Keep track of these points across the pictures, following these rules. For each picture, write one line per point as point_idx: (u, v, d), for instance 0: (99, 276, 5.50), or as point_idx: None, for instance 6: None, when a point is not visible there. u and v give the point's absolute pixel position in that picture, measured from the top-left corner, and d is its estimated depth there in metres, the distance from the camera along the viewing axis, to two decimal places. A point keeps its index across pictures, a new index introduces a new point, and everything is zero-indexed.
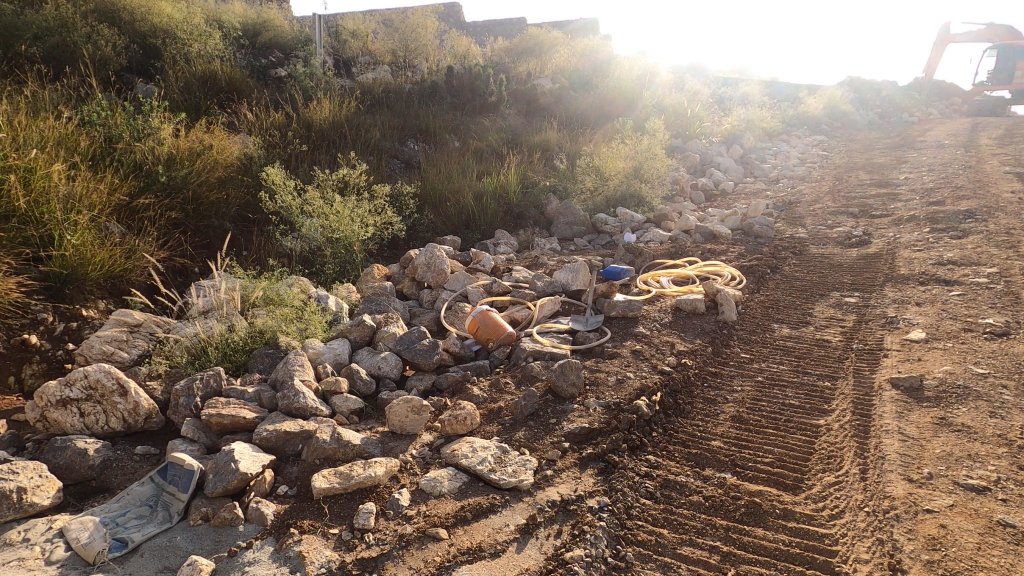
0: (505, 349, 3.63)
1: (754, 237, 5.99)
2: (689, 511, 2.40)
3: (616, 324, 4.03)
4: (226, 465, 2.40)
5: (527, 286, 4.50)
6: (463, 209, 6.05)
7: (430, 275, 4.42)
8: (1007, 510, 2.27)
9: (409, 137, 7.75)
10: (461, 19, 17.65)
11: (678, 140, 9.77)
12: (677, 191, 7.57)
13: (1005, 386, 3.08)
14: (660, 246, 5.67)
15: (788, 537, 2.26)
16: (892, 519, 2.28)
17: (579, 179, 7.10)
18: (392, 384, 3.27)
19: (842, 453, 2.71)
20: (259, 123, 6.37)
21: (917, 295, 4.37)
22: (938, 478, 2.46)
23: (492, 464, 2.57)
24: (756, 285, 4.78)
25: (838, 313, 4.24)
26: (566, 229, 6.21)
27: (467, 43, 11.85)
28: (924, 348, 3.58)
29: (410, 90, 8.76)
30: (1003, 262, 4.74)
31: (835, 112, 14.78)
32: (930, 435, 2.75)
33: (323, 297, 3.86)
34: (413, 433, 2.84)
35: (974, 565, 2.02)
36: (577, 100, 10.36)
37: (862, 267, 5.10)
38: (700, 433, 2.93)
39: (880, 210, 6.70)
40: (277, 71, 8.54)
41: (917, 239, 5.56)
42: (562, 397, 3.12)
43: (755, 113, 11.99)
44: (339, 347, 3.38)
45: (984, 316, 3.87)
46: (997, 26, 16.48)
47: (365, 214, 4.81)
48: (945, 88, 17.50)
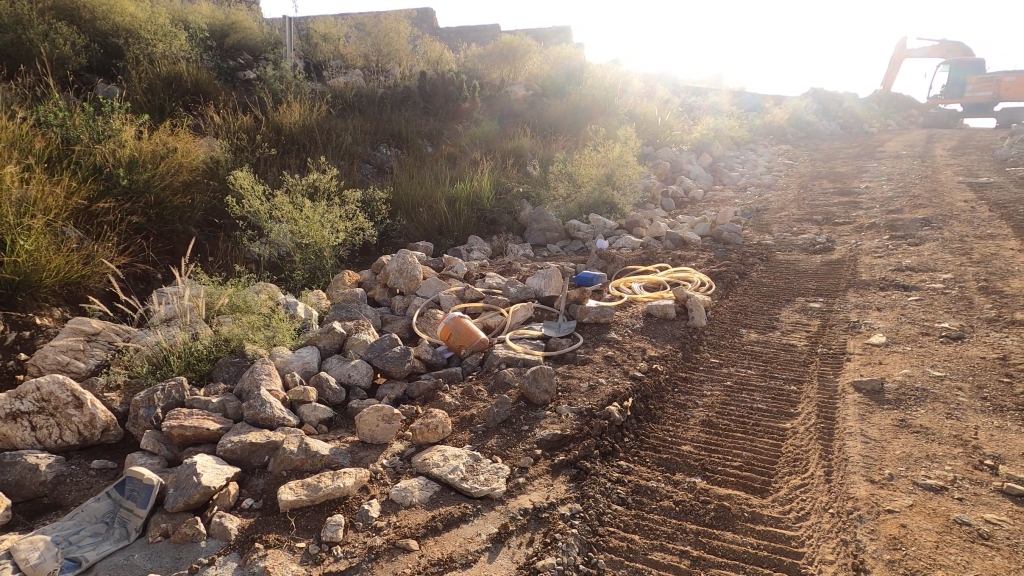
0: (478, 356, 3.62)
1: (723, 243, 6.12)
2: (660, 516, 2.42)
3: (588, 331, 4.05)
4: (187, 478, 2.32)
5: (500, 292, 4.49)
6: (436, 216, 6.02)
7: (401, 281, 4.38)
8: (963, 509, 2.34)
9: (381, 142, 7.68)
10: (433, 24, 17.65)
11: (650, 148, 9.91)
12: (649, 198, 7.69)
13: (961, 388, 3.19)
14: (632, 253, 5.74)
15: (756, 540, 2.29)
16: (855, 520, 2.33)
17: (552, 186, 7.14)
18: (362, 393, 3.21)
19: (808, 455, 2.77)
20: (226, 126, 6.23)
21: (878, 300, 4.51)
22: (898, 479, 2.52)
23: (464, 473, 2.55)
24: (725, 291, 4.88)
25: (803, 318, 4.35)
26: (539, 235, 6.23)
27: (441, 49, 11.84)
28: (885, 351, 3.70)
29: (383, 95, 8.70)
30: (957, 268, 4.93)
31: (800, 122, 15.20)
32: (891, 437, 2.83)
33: (292, 304, 3.78)
34: (383, 442, 2.81)
35: (933, 564, 2.08)
36: (550, 106, 10.41)
37: (826, 273, 5.25)
38: (670, 438, 2.96)
39: (843, 218, 6.91)
40: (246, 73, 8.39)
41: (878, 246, 5.76)
42: (534, 404, 3.12)
43: (724, 122, 12.24)
44: (308, 355, 3.31)
45: (941, 321, 4.02)
46: (949, 43, 17.27)
47: (336, 219, 4.75)
48: (902, 100, 18.21)
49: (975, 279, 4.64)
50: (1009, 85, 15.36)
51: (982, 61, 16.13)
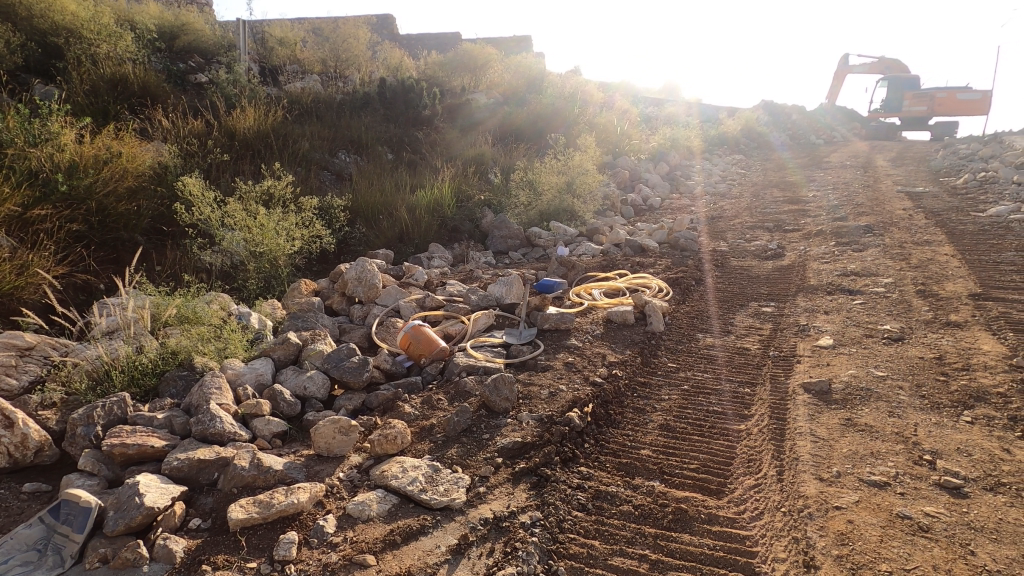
0: (438, 364, 3.58)
1: (680, 250, 6.26)
2: (619, 521, 2.44)
3: (549, 337, 4.06)
4: (129, 500, 2.20)
5: (461, 300, 4.47)
6: (396, 223, 5.96)
7: (361, 289, 4.30)
8: (905, 503, 2.44)
9: (340, 149, 7.56)
10: (394, 31, 17.55)
11: (609, 157, 10.09)
12: (609, 206, 7.81)
13: (901, 387, 3.35)
14: (592, 260, 5.81)
15: (712, 541, 2.34)
16: (806, 518, 2.40)
17: (513, 194, 7.17)
18: (319, 405, 3.13)
19: (761, 456, 2.85)
20: (176, 130, 6.01)
21: (825, 304, 4.70)
22: (845, 476, 2.62)
23: (423, 484, 2.51)
24: (681, 296, 4.99)
25: (756, 322, 4.49)
26: (500, 242, 6.23)
27: (401, 57, 11.77)
28: (832, 353, 3.85)
29: (342, 100, 8.55)
30: (898, 273, 5.19)
31: (753, 133, 15.76)
32: (838, 435, 2.94)
33: (245, 314, 3.66)
34: (340, 455, 2.74)
35: (877, 557, 2.16)
36: (511, 114, 10.43)
37: (777, 278, 5.44)
38: (630, 443, 3.00)
39: (792, 225, 7.17)
40: (198, 76, 8.13)
41: (825, 252, 6.01)
42: (495, 412, 3.11)
43: (681, 132, 12.58)
44: (261, 367, 3.20)
45: (883, 323, 4.21)
46: (888, 60, 18.24)
47: (291, 227, 4.63)
48: (846, 113, 19.10)
49: (913, 283, 4.89)
50: (942, 101, 16.35)
51: (917, 77, 17.11)
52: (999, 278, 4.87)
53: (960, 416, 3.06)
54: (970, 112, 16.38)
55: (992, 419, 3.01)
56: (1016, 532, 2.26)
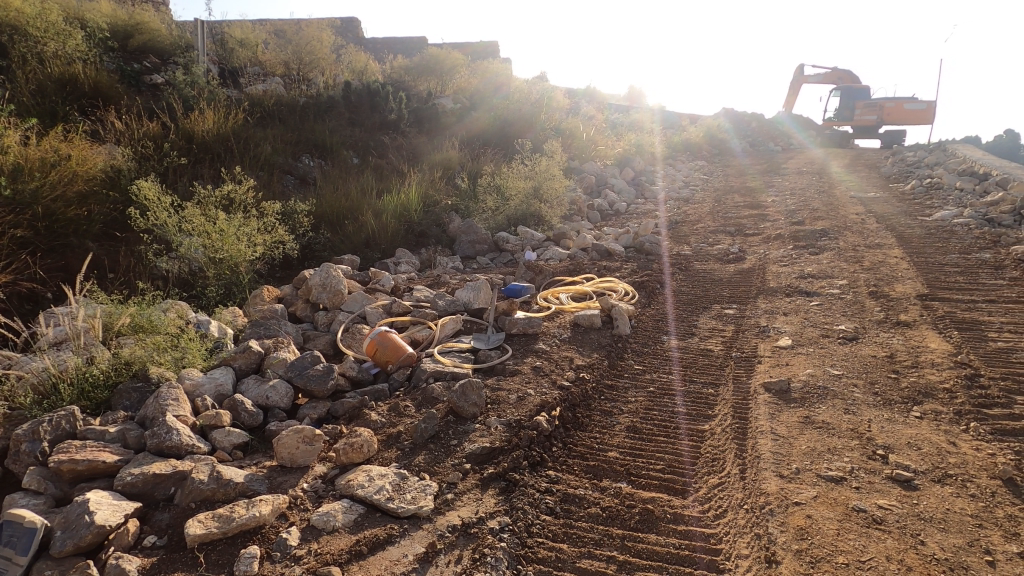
0: (405, 370, 3.54)
1: (645, 254, 6.37)
2: (587, 524, 2.45)
3: (516, 342, 4.07)
4: (78, 518, 2.10)
5: (428, 305, 4.44)
6: (362, 229, 5.89)
7: (325, 295, 4.22)
8: (860, 496, 2.53)
9: (304, 153, 7.43)
10: (359, 35, 17.37)
11: (575, 162, 10.19)
12: (575, 210, 7.89)
13: (856, 384, 3.48)
14: (559, 264, 5.85)
15: (677, 540, 2.38)
16: (767, 514, 2.46)
17: (481, 199, 7.17)
18: (282, 414, 3.06)
19: (724, 455, 2.92)
20: (130, 132, 5.80)
21: (784, 306, 4.84)
22: (803, 473, 2.70)
23: (390, 492, 2.47)
24: (647, 300, 5.07)
25: (719, 324, 4.59)
26: (468, 247, 6.22)
27: (366, 62, 11.69)
28: (791, 353, 3.97)
29: (305, 103, 8.38)
30: (851, 275, 5.39)
31: (714, 140, 16.24)
32: (797, 433, 3.03)
33: (203, 322, 3.54)
34: (304, 466, 2.68)
35: (834, 550, 2.23)
36: (478, 120, 10.42)
37: (738, 281, 5.59)
38: (597, 445, 3.03)
39: (752, 229, 7.38)
40: (153, 76, 7.86)
41: (784, 255, 6.20)
42: (463, 418, 3.09)
43: (645, 139, 12.84)
44: (221, 377, 3.10)
45: (838, 323, 4.37)
46: (840, 70, 18.99)
47: (253, 232, 4.52)
48: (802, 122, 19.78)
49: (866, 285, 5.09)
50: (891, 110, 17.11)
51: (867, 88, 17.88)
52: (944, 279, 5.11)
53: (910, 411, 3.19)
54: (916, 121, 17.19)
55: (939, 413, 3.15)
56: (962, 521, 2.37)
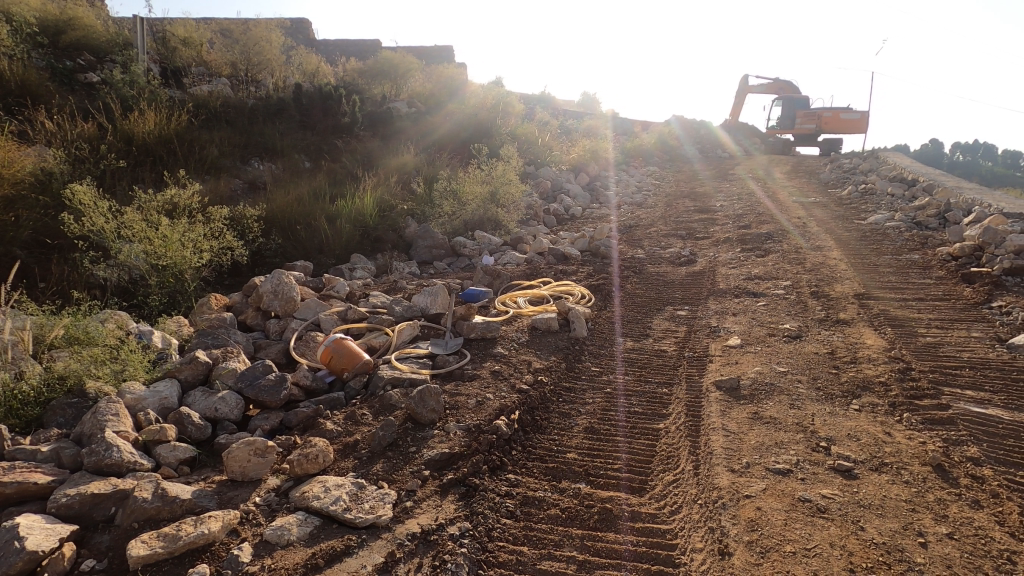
0: (362, 378, 3.47)
1: (601, 257, 6.49)
2: (547, 525, 2.47)
3: (475, 347, 4.06)
4: (6, 545, 1.96)
5: (385, 311, 4.38)
6: (315, 234, 5.80)
7: (277, 303, 4.10)
8: (805, 487, 2.65)
9: (253, 156, 7.21)
10: (310, 36, 17.02)
11: (531, 167, 10.28)
12: (532, 215, 7.95)
13: (800, 380, 3.65)
14: (516, 268, 5.88)
15: (635, 537, 2.43)
16: (720, 508, 2.54)
17: (437, 203, 7.14)
18: (232, 427, 2.95)
19: (679, 452, 2.99)
20: (62, 133, 5.50)
21: (732, 307, 5.02)
22: (753, 467, 2.81)
23: (348, 503, 2.42)
24: (603, 302, 5.17)
25: (672, 325, 4.72)
26: (425, 252, 6.17)
27: (317, 64, 11.47)
28: (740, 352, 4.12)
29: (254, 105, 8.13)
30: (794, 276, 5.64)
31: (665, 147, 16.78)
32: (747, 428, 3.15)
33: (146, 332, 3.37)
34: (256, 479, 2.59)
35: (782, 540, 2.32)
36: (434, 124, 10.35)
37: (690, 283, 5.76)
38: (556, 447, 3.05)
39: (702, 233, 7.62)
40: (88, 74, 7.46)
41: (732, 258, 6.43)
42: (421, 424, 3.06)
43: (599, 145, 13.08)
44: (166, 390, 2.96)
45: (783, 322, 4.57)
46: (781, 81, 19.89)
47: (199, 238, 4.34)
48: (747, 129, 20.60)
49: (808, 285, 5.34)
50: (828, 120, 18.02)
51: (806, 98, 18.78)
52: (878, 279, 5.42)
53: (849, 404, 3.36)
54: (852, 130, 18.16)
55: (876, 405, 3.34)
56: (898, 507, 2.51)
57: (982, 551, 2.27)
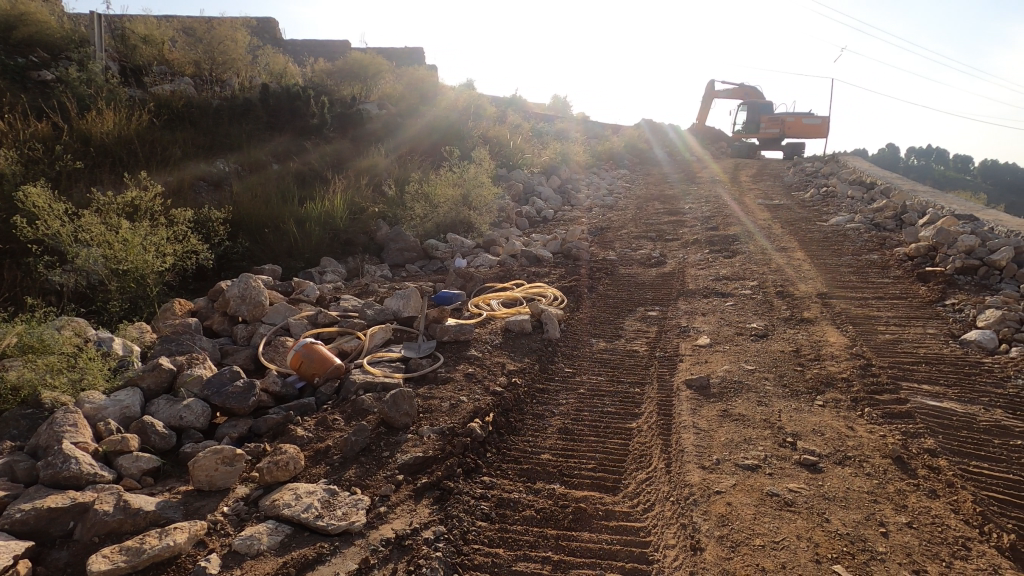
0: (333, 383, 3.42)
1: (573, 259, 6.53)
2: (522, 526, 2.48)
3: (448, 350, 4.04)
4: None
5: (356, 315, 4.33)
6: (284, 238, 5.70)
7: (244, 308, 4.01)
8: (773, 482, 2.72)
9: (218, 157, 6.92)
10: (277, 36, 16.71)
11: (503, 170, 10.29)
12: (504, 217, 7.96)
13: (767, 377, 3.74)
14: (489, 271, 5.88)
15: (609, 536, 2.45)
16: (691, 504, 2.58)
17: (408, 206, 7.09)
18: (198, 435, 2.87)
19: (651, 451, 3.04)
20: (14, 133, 5.28)
21: (702, 307, 5.12)
22: (723, 463, 2.86)
23: (319, 510, 2.38)
24: (575, 304, 5.21)
25: (643, 326, 4.78)
26: (397, 255, 6.12)
27: (284, 64, 11.27)
28: (709, 351, 4.20)
29: (219, 105, 7.92)
30: (760, 276, 5.79)
31: (635, 150, 17.02)
32: (716, 426, 3.21)
33: (106, 340, 3.25)
34: (224, 489, 2.53)
35: (752, 534, 2.38)
36: (404, 127, 10.27)
37: (660, 284, 5.85)
38: (530, 449, 3.06)
39: (672, 235, 7.75)
40: (41, 72, 7.17)
41: (701, 259, 6.56)
42: (395, 428, 3.03)
43: (570, 148, 13.18)
44: (127, 399, 2.87)
45: (750, 321, 4.68)
46: (746, 87, 20.39)
47: (161, 241, 4.21)
48: (714, 134, 21.07)
49: (774, 285, 5.49)
50: (791, 124, 18.54)
51: (770, 103, 19.30)
52: (839, 279, 5.60)
53: (814, 401, 3.47)
54: (813, 135, 18.73)
55: (839, 401, 3.45)
56: (860, 498, 2.60)
57: (939, 539, 2.36)
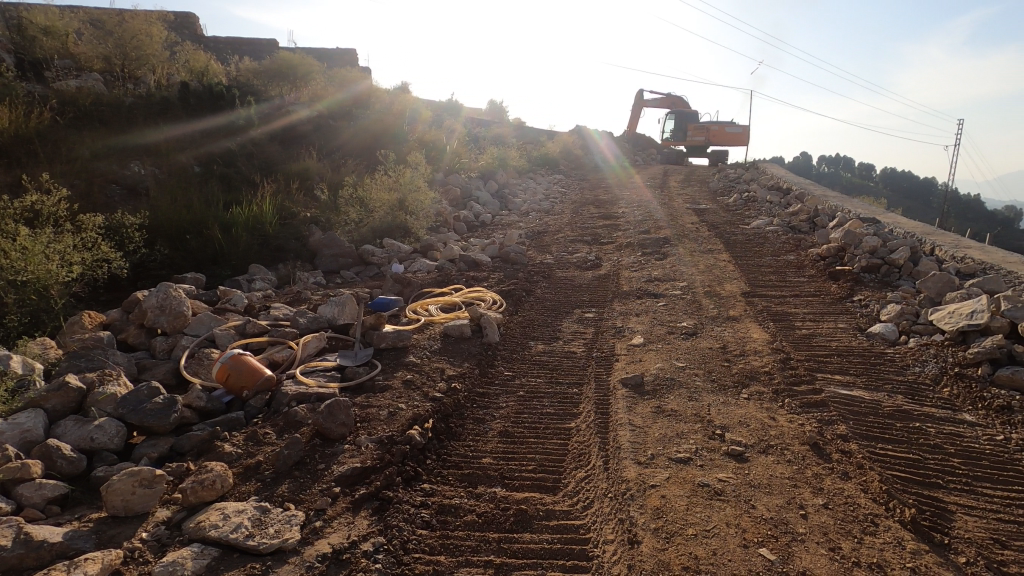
0: (264, 396, 3.27)
1: (511, 263, 6.58)
2: (463, 532, 2.47)
3: (386, 357, 3.97)
4: None
5: (288, 324, 4.16)
6: (208, 244, 5.40)
7: (163, 319, 3.76)
8: (704, 473, 2.85)
9: (132, 160, 6.46)
10: (197, 32, 15.86)
11: (440, 174, 10.22)
12: (441, 222, 7.91)
13: (696, 373, 3.92)
14: (427, 276, 5.82)
15: (550, 535, 2.48)
16: (628, 499, 2.66)
17: (342, 211, 6.92)
18: (112, 457, 2.67)
19: (589, 449, 3.10)
20: None
21: (635, 307, 5.30)
22: (658, 457, 2.97)
23: (249, 529, 2.26)
24: (514, 307, 5.25)
25: (580, 327, 4.89)
26: (331, 261, 5.94)
27: (206, 61, 10.73)
28: (643, 350, 4.35)
29: (133, 103, 7.42)
30: (689, 277, 6.06)
31: (570, 156, 17.38)
32: (651, 422, 3.32)
33: (2, 357, 2.91)
34: (142, 513, 2.36)
35: (685, 524, 2.48)
36: (337, 130, 9.99)
37: (596, 286, 6.00)
38: (471, 453, 3.05)
39: (606, 238, 7.97)
40: None
41: (634, 261, 6.78)
42: (331, 440, 2.94)
43: (507, 153, 13.27)
44: (29, 421, 2.62)
45: (681, 320, 4.89)
46: (673, 96, 21.29)
47: (67, 249, 3.88)
48: (644, 141, 21.88)
49: (702, 285, 5.76)
50: (715, 133, 19.49)
51: (696, 113, 20.26)
52: (760, 279, 5.95)
53: (740, 394, 3.66)
54: (735, 143, 19.79)
55: (762, 393, 3.66)
56: (782, 484, 2.77)
57: (851, 517, 2.55)
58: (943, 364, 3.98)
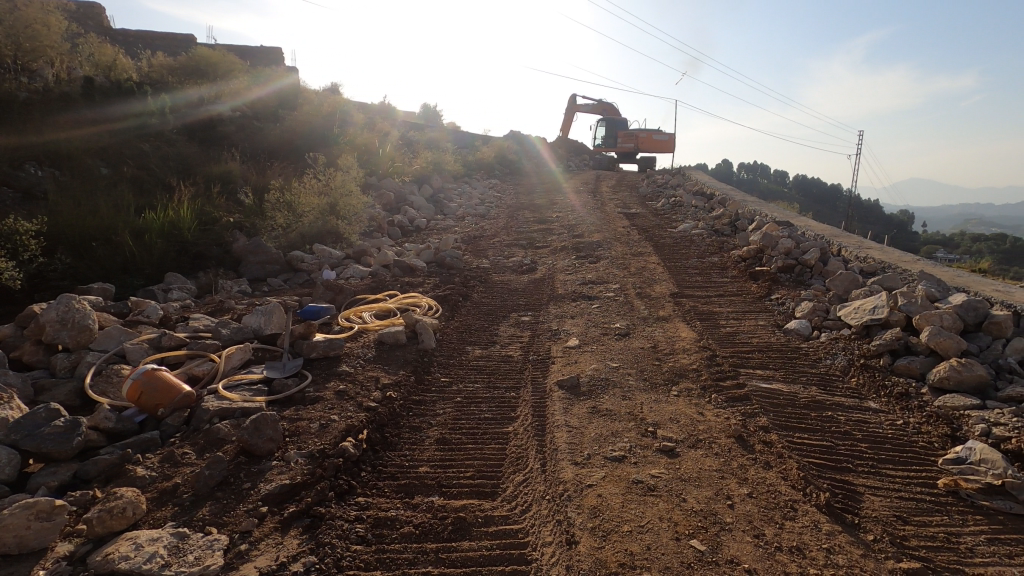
0: (182, 413, 3.06)
1: (447, 267, 6.52)
2: (400, 545, 2.40)
3: (317, 367, 3.82)
4: None
5: (209, 335, 3.92)
6: (118, 251, 5.01)
7: (65, 334, 3.45)
8: (638, 469, 2.93)
9: (28, 161, 5.92)
10: (103, 24, 14.74)
11: (373, 178, 9.99)
12: (374, 227, 7.73)
13: (629, 373, 4.03)
14: (361, 282, 5.66)
15: (489, 542, 2.47)
16: (566, 500, 2.69)
17: (268, 215, 6.62)
18: (4, 489, 2.41)
19: (527, 453, 3.11)
20: None
21: (570, 310, 5.39)
22: (594, 457, 3.03)
23: (166, 558, 2.09)
24: (450, 313, 5.20)
25: (517, 331, 4.91)
26: (257, 269, 5.67)
27: (114, 55, 9.99)
28: (579, 351, 4.43)
29: (27, 98, 6.80)
30: (622, 279, 6.24)
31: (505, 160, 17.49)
32: (587, 422, 3.38)
33: None
34: (40, 549, 2.14)
35: (621, 521, 2.53)
36: (261, 130, 9.56)
37: (532, 290, 6.05)
38: (407, 463, 2.99)
39: (541, 242, 8.07)
40: None
41: (568, 264, 6.91)
42: (257, 457, 2.79)
43: (442, 157, 13.19)
44: None
45: (614, 322, 5.02)
46: (603, 103, 21.91)
47: None
48: (577, 147, 22.39)
49: (634, 287, 5.94)
50: (643, 139, 20.20)
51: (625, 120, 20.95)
52: (688, 280, 6.22)
53: (670, 391, 3.80)
54: (662, 150, 20.61)
55: (691, 390, 3.81)
56: (710, 476, 2.89)
57: (773, 504, 2.70)
58: (851, 357, 4.30)
